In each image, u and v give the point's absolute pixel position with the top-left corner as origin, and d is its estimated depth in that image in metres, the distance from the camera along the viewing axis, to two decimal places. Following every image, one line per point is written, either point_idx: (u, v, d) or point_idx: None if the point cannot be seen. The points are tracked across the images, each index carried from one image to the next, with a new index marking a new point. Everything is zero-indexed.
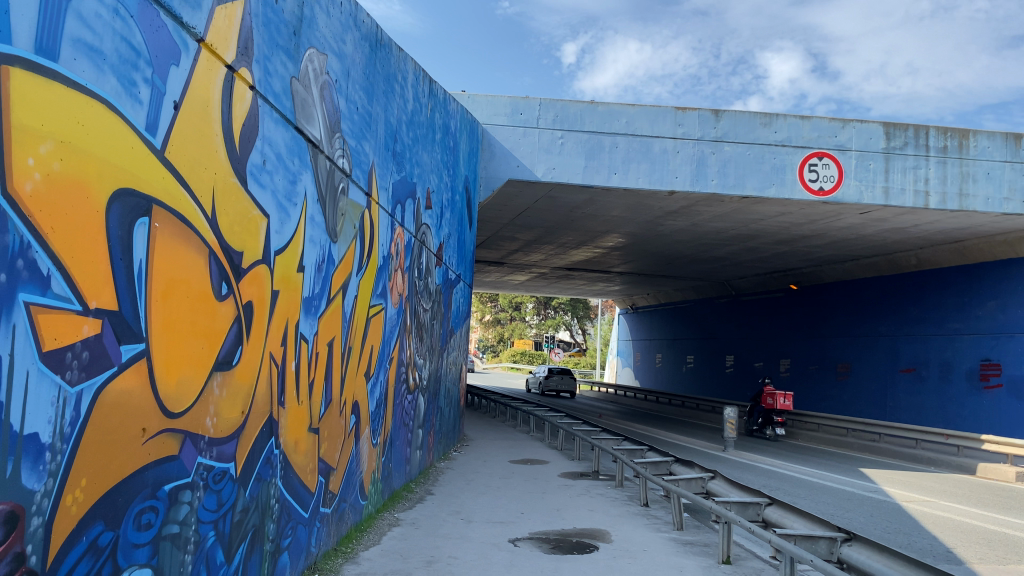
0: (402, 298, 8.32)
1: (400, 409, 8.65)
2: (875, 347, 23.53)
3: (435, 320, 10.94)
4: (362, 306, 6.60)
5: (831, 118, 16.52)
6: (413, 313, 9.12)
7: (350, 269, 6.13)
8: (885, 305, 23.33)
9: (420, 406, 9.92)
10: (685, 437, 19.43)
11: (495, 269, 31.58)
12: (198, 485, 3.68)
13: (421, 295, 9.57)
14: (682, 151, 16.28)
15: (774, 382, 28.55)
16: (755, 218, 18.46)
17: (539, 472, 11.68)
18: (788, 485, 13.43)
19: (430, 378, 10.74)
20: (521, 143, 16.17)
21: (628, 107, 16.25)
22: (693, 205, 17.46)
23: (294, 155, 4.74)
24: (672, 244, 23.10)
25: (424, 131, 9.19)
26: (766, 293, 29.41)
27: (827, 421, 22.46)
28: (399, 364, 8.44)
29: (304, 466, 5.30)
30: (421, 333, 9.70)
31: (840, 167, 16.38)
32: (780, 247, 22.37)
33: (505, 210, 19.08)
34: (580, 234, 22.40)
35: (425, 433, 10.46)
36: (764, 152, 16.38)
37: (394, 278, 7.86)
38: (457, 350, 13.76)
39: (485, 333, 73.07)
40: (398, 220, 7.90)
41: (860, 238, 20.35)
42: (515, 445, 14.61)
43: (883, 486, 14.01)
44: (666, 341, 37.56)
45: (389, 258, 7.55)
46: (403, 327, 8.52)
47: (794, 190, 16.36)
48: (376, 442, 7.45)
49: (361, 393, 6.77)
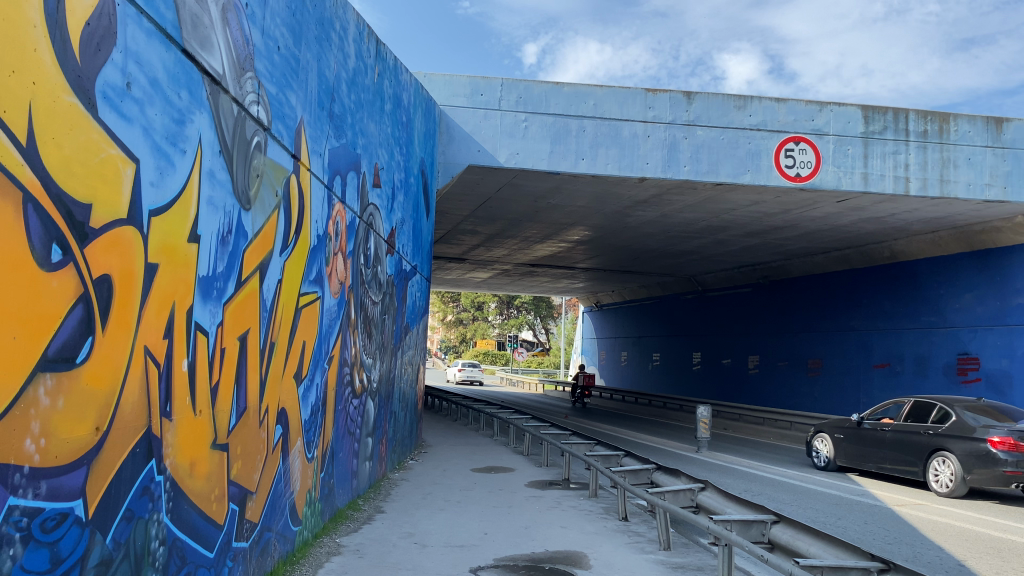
0: (344, 287, 7.18)
1: (344, 417, 7.52)
2: (847, 342, 22.87)
3: (388, 316, 9.82)
4: (289, 293, 5.45)
5: (808, 101, 15.70)
6: (359, 306, 8.00)
7: (270, 246, 4.99)
8: (857, 298, 22.68)
9: (369, 411, 8.80)
10: (656, 438, 18.48)
11: (455, 265, 30.41)
12: (15, 537, 2.56)
13: (369, 286, 8.44)
14: (652, 135, 15.29)
15: (742, 380, 27.82)
16: (727, 208, 17.57)
17: (505, 482, 10.62)
18: (770, 489, 12.50)
19: (382, 379, 9.61)
20: (482, 126, 15.07)
21: (596, 88, 15.25)
22: (662, 194, 16.48)
23: (180, 86, 3.61)
24: (639, 237, 22.18)
25: (370, 97, 8.08)
26: (734, 289, 28.66)
27: (801, 419, 21.64)
28: (342, 363, 7.29)
29: (205, 495, 4.14)
30: (369, 329, 8.58)
31: (818, 153, 15.57)
32: (751, 239, 21.58)
33: (465, 200, 17.95)
34: (544, 227, 21.37)
35: (375, 442, 9.33)
36: (738, 136, 15.47)
37: (334, 262, 6.73)
38: (414, 348, 12.63)
39: (447, 334, 71.69)
40: (337, 194, 6.75)
41: (835, 229, 19.63)
42: (477, 451, 13.54)
43: (868, 488, 13.16)
44: (632, 339, 36.68)
45: (326, 238, 6.41)
46: (346, 321, 7.39)
47: (769, 176, 15.47)
48: (311, 457, 6.32)
49: (290, 399, 5.63)
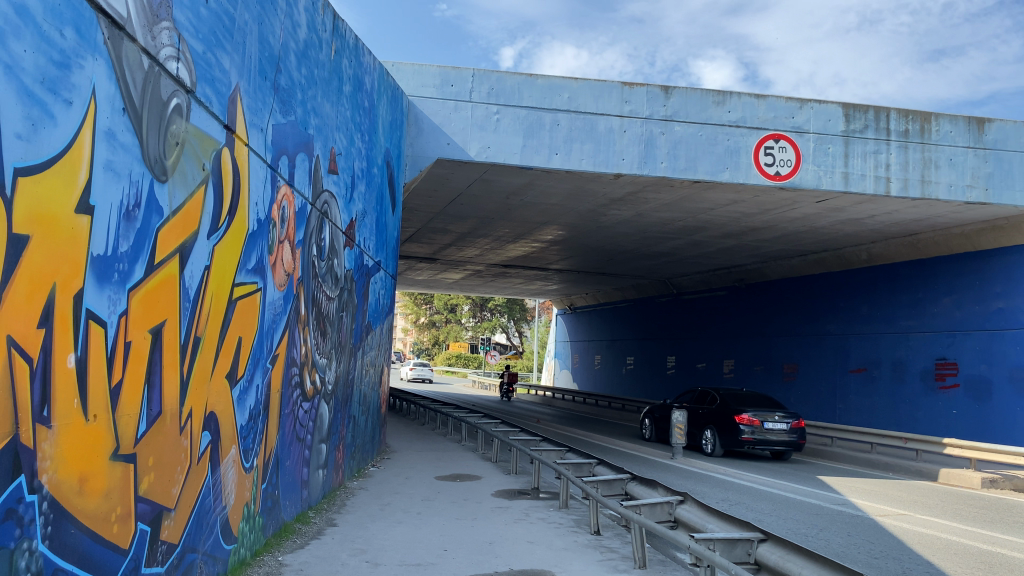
0: (291, 280, 6.54)
1: (291, 422, 6.89)
2: (823, 346, 22.53)
3: (346, 313, 9.20)
4: (219, 283, 4.80)
5: (788, 97, 15.28)
6: (311, 301, 7.36)
7: (193, 226, 4.34)
8: (834, 301, 22.33)
9: (323, 415, 8.18)
10: (629, 444, 17.94)
11: (426, 265, 29.70)
12: None
13: (323, 280, 7.81)
14: (629, 130, 14.76)
15: (716, 384, 27.40)
16: (704, 207, 17.09)
17: (470, 491, 10.01)
18: (748, 499, 12.00)
19: (339, 381, 8.98)
20: (452, 118, 14.45)
21: (571, 81, 14.71)
22: (638, 191, 15.94)
23: (64, 21, 3.00)
24: (614, 237, 21.68)
25: (325, 75, 7.46)
26: (709, 292, 28.25)
27: None
28: (289, 363, 6.66)
29: (102, 515, 3.50)
30: (323, 327, 7.95)
31: (798, 151, 15.15)
32: (728, 241, 21.15)
33: (435, 196, 17.32)
34: (517, 226, 20.79)
35: (331, 448, 8.70)
36: (717, 132, 14.97)
37: (278, 250, 6.07)
38: (377, 349, 12.00)
39: (419, 337, 70.83)
40: (284, 176, 6.12)
41: (812, 231, 19.25)
42: (443, 457, 12.91)
43: (848, 497, 12.70)
44: (606, 342, 36.19)
45: (268, 222, 5.76)
46: (294, 316, 6.76)
47: (748, 174, 15.02)
48: (249, 467, 5.67)
49: (221, 402, 4.98)
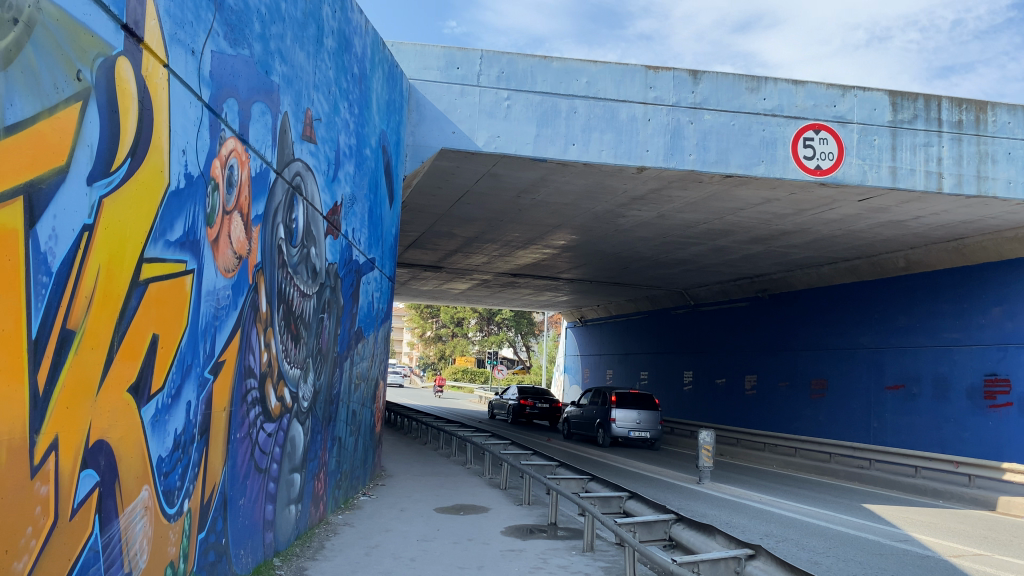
0: (244, 265, 5.02)
1: (247, 447, 5.39)
2: (856, 361, 20.90)
3: (328, 315, 7.70)
4: (111, 254, 3.30)
5: (829, 84, 13.81)
6: (277, 295, 5.85)
7: (55, 162, 2.88)
8: (868, 312, 20.71)
9: (296, 438, 6.68)
10: (650, 466, 16.40)
11: (431, 274, 28.22)
12: None
13: (296, 270, 6.32)
14: (654, 119, 13.26)
15: (737, 402, 25.74)
16: (733, 207, 15.57)
17: (476, 528, 8.46)
18: (796, 534, 10.40)
19: (319, 397, 7.48)
20: (458, 104, 13.01)
21: (589, 64, 13.26)
22: (661, 188, 14.41)
23: None
24: (630, 243, 20.19)
25: (298, 16, 6.02)
26: (729, 303, 26.69)
27: (807, 444, 20.34)
28: (239, 374, 5.12)
29: None
30: (295, 330, 6.46)
31: (840, 143, 13.64)
32: (754, 247, 19.61)
33: (438, 194, 15.89)
34: (526, 229, 19.32)
35: (307, 479, 7.18)
36: (751, 122, 13.48)
37: (221, 220, 4.56)
38: (370, 359, 10.52)
39: (426, 351, 69.30)
40: (229, 124, 4.62)
41: (848, 235, 17.73)
42: (446, 484, 11.39)
43: (909, 532, 11.10)
44: (618, 356, 34.56)
45: (204, 181, 4.26)
46: (249, 313, 5.23)
47: (786, 168, 13.48)
48: (175, 514, 4.16)
49: (118, 425, 3.47)
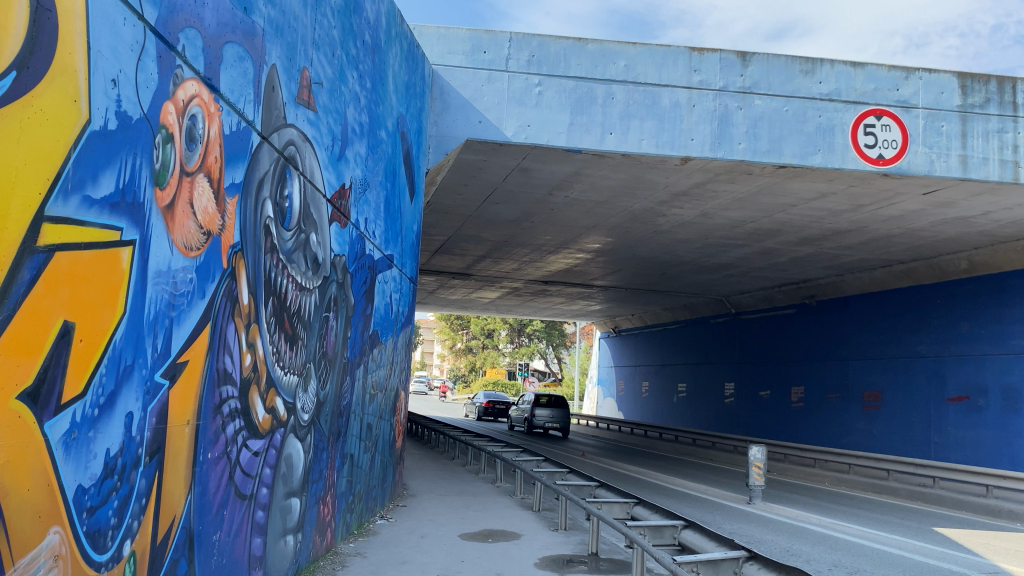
0: (213, 244, 4.03)
1: (222, 470, 4.38)
2: (913, 371, 19.49)
3: (335, 315, 6.74)
4: None
5: (891, 66, 12.62)
6: (264, 286, 4.86)
7: None
8: (926, 317, 19.31)
9: (294, 458, 5.69)
10: (694, 484, 15.21)
11: (460, 282, 27.29)
12: None
13: (292, 258, 5.36)
14: (699, 105, 12.19)
15: (783, 415, 24.38)
16: (784, 203, 14.38)
17: (506, 559, 7.37)
18: (870, 565, 9.16)
19: (324, 408, 6.50)
20: (485, 91, 12.06)
21: (628, 46, 12.22)
22: (706, 182, 13.27)
23: None
24: (668, 246, 19.10)
25: None
26: (773, 310, 25.40)
27: (861, 460, 18.93)
28: (209, 383, 4.12)
29: None
30: (290, 330, 5.48)
31: (905, 130, 12.42)
32: (803, 249, 18.38)
33: (464, 193, 14.94)
34: (558, 232, 18.33)
35: (309, 504, 6.20)
36: (805, 107, 12.35)
37: (177, 182, 3.59)
38: (388, 367, 9.53)
39: (456, 362, 68.48)
40: (189, 60, 3.66)
41: (905, 234, 16.45)
42: (474, 505, 10.35)
43: (997, 563, 9.76)
44: (654, 367, 33.34)
45: (148, 127, 3.28)
46: (223, 306, 4.24)
47: (846, 158, 12.27)
48: (108, 563, 3.16)
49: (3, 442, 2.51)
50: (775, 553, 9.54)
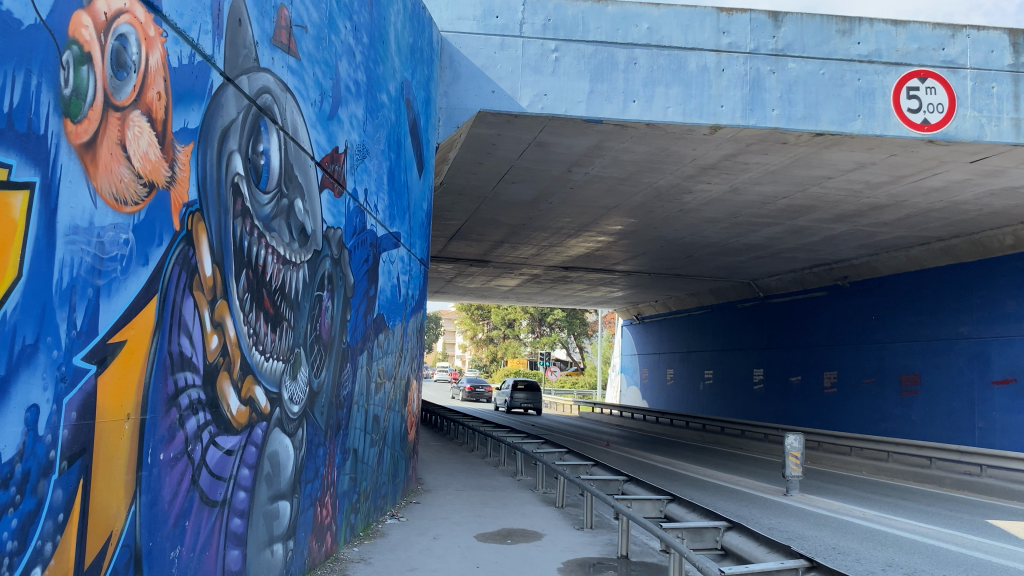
0: (156, 196, 3.28)
1: (183, 475, 3.65)
2: (954, 353, 18.51)
3: (330, 294, 6.01)
4: None
5: (936, 24, 11.65)
6: (234, 256, 4.13)
7: None
8: (968, 297, 18.28)
9: (281, 455, 4.97)
10: (726, 475, 14.40)
11: (478, 270, 26.68)
12: None
13: (272, 225, 4.64)
14: (728, 69, 11.36)
15: (815, 401, 23.47)
16: (819, 175, 13.48)
17: (528, 563, 6.62)
18: (929, 566, 8.26)
19: (318, 399, 5.78)
20: (498, 59, 11.30)
21: (651, 7, 11.40)
22: (737, 154, 12.42)
23: None
24: (692, 227, 18.30)
25: None
26: (803, 293, 24.47)
27: (901, 448, 18.01)
28: (159, 368, 3.38)
29: None
30: (272, 309, 4.75)
31: (951, 93, 11.42)
32: (836, 227, 17.49)
33: (478, 173, 14.24)
34: (578, 214, 17.61)
35: (303, 507, 5.50)
36: (843, 70, 11.45)
37: (100, 115, 2.87)
38: (397, 355, 8.81)
39: (478, 353, 68.01)
40: None
41: (946, 208, 15.51)
42: (493, 501, 9.64)
43: None
44: (679, 354, 32.51)
45: (45, 38, 2.56)
46: (176, 274, 3.50)
47: (887, 124, 11.28)
48: None
49: None
50: (820, 551, 8.69)
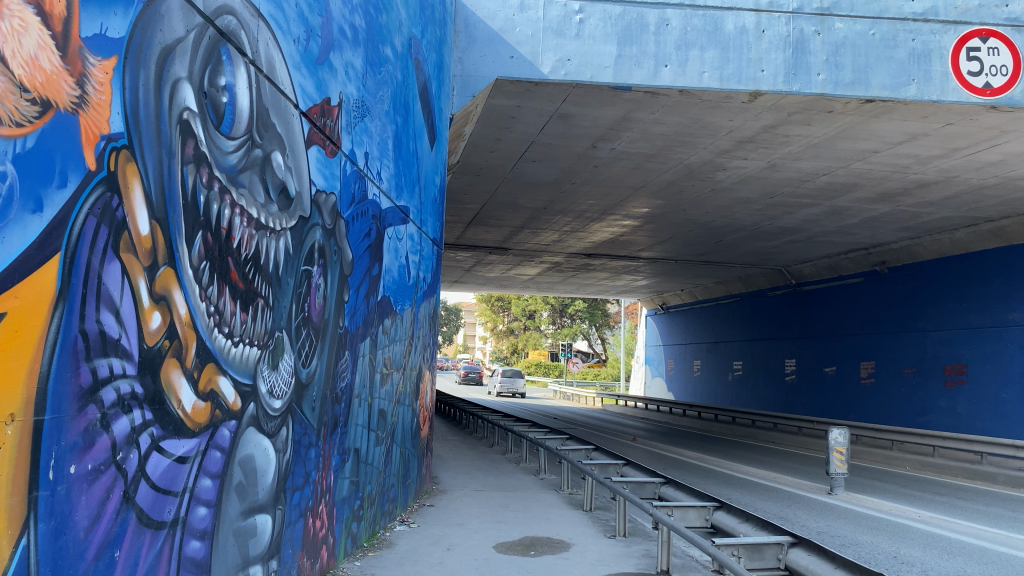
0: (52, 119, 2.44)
1: (111, 492, 2.80)
2: (1003, 342, 17.37)
3: (322, 271, 5.15)
4: None
5: None
6: (184, 212, 3.27)
7: None
8: (1019, 281, 17.10)
9: (256, 460, 4.11)
10: (764, 472, 13.42)
11: (498, 259, 25.90)
12: None
13: (237, 179, 3.78)
14: (769, 30, 10.38)
15: (851, 393, 22.38)
16: (864, 149, 12.43)
17: None
18: None
19: (309, 393, 4.94)
20: (517, 22, 10.45)
21: None
22: (777, 125, 11.44)
23: None
24: (723, 209, 17.34)
25: None
26: (837, 279, 23.38)
27: (948, 442, 16.93)
28: (65, 352, 2.53)
29: None
30: (242, 282, 3.89)
31: (1016, 54, 10.31)
32: (877, 207, 16.44)
33: (497, 151, 13.39)
34: (601, 196, 16.71)
35: (289, 519, 4.66)
36: (896, 30, 10.42)
37: None
38: (407, 343, 7.97)
39: (499, 345, 67.37)
40: None
41: (999, 185, 14.39)
42: (514, 503, 8.78)
43: None
44: (706, 345, 31.51)
45: None
46: (92, 227, 2.63)
47: (945, 89, 10.25)
48: None
49: None
50: (881, 561, 7.75)
